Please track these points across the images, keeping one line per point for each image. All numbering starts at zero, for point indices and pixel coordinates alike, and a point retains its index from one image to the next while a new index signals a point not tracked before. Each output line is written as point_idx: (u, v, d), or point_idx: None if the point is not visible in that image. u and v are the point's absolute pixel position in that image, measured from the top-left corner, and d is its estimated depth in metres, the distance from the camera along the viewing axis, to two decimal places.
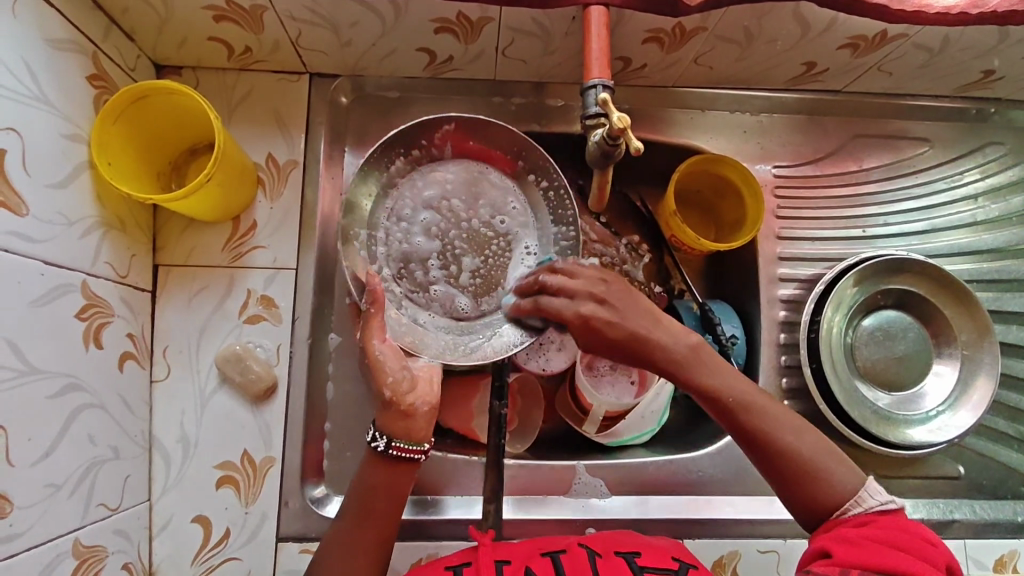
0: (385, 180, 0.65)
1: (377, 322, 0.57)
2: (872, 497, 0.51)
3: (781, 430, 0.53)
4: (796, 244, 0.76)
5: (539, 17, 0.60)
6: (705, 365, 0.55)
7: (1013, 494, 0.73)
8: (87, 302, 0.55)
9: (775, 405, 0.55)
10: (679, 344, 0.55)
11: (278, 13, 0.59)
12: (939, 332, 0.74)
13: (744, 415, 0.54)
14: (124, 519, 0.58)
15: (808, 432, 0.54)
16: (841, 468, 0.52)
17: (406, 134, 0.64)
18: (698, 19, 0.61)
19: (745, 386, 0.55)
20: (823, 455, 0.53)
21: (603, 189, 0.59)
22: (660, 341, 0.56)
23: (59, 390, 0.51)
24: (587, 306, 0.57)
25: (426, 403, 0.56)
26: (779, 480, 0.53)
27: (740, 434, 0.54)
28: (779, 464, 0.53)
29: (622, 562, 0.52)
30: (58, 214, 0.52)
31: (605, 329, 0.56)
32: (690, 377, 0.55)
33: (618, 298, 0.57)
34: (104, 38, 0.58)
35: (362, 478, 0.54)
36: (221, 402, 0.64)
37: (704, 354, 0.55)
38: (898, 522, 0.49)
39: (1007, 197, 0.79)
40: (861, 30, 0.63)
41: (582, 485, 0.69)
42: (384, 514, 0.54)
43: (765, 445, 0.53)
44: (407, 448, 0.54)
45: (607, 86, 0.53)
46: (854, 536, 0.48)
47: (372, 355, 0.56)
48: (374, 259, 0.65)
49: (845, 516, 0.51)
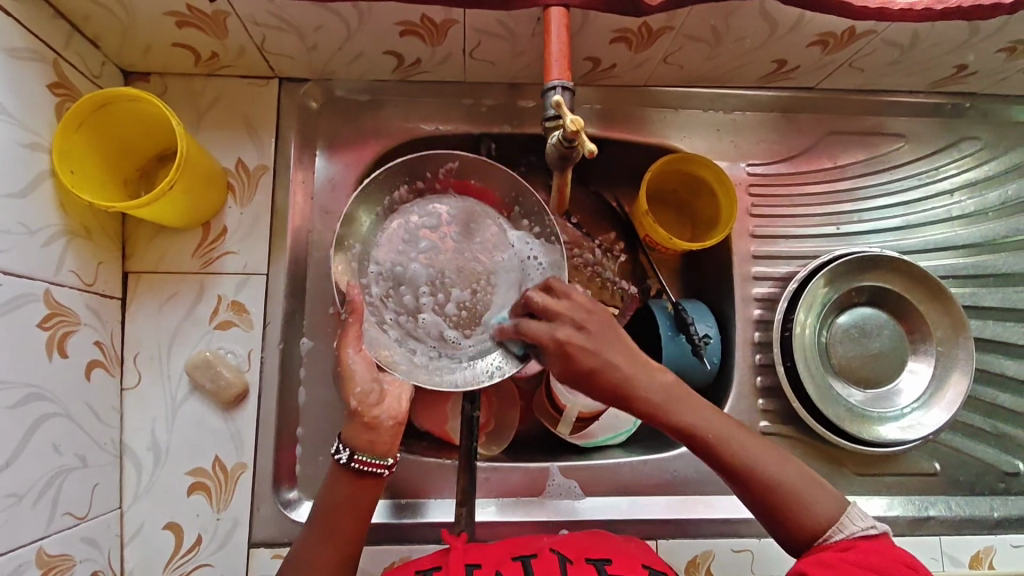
0: (387, 200, 0.65)
1: (353, 332, 0.58)
2: (854, 522, 0.51)
3: (760, 460, 0.53)
4: (770, 242, 0.76)
5: (503, 19, 0.60)
6: (684, 404, 0.54)
7: (990, 490, 0.73)
8: (50, 311, 0.55)
9: (754, 437, 0.55)
10: (654, 385, 0.54)
11: (241, 18, 0.59)
12: (913, 328, 0.74)
13: (721, 450, 0.53)
14: (93, 527, 0.58)
15: (787, 460, 0.54)
16: (822, 496, 0.52)
17: (413, 164, 0.64)
18: (664, 19, 0.61)
19: (722, 420, 0.55)
20: (803, 483, 0.53)
21: (563, 189, 0.60)
22: (638, 378, 0.54)
23: (21, 399, 0.51)
24: (566, 331, 0.54)
25: (391, 417, 0.55)
26: (762, 509, 0.53)
27: (720, 466, 0.54)
28: (761, 493, 0.52)
29: (590, 567, 0.51)
30: (17, 223, 0.52)
31: (582, 357, 0.54)
32: (668, 416, 0.54)
33: (600, 330, 0.54)
34: (65, 45, 0.58)
35: (327, 495, 0.54)
36: (191, 409, 0.64)
37: (678, 391, 0.55)
38: (879, 547, 0.49)
39: (984, 191, 0.79)
40: (829, 27, 0.63)
41: (556, 486, 0.69)
42: (349, 526, 0.53)
43: (744, 477, 0.53)
44: (370, 463, 0.54)
45: (567, 88, 0.53)
46: (834, 560, 0.48)
47: (345, 365, 0.56)
48: (363, 277, 0.64)
49: (827, 542, 0.50)
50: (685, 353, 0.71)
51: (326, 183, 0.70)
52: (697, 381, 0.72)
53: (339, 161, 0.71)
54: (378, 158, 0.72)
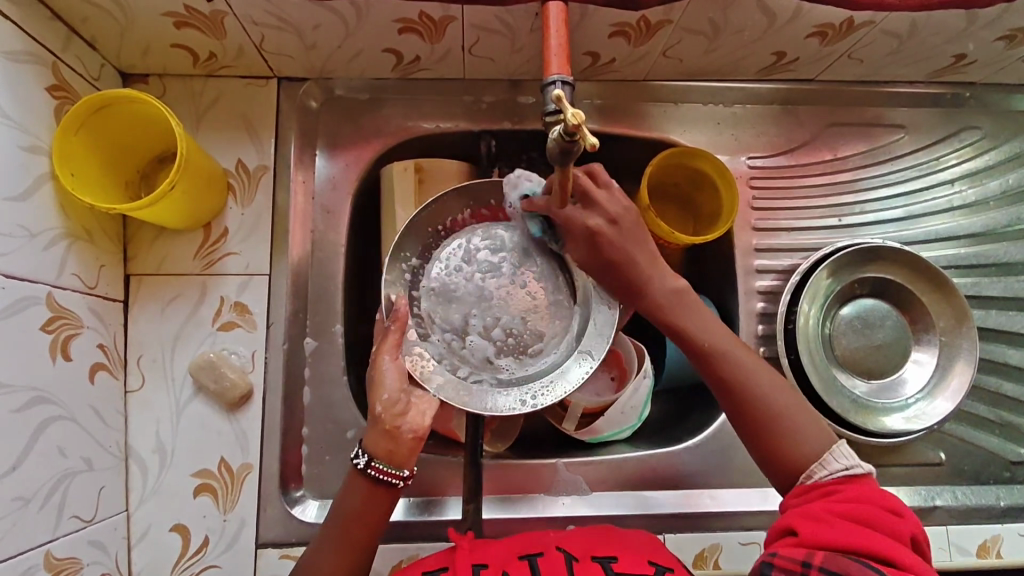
0: (449, 222, 0.67)
1: (391, 340, 0.59)
2: (837, 460, 0.50)
3: (756, 382, 0.54)
4: (772, 235, 0.76)
5: (502, 15, 0.60)
6: (691, 309, 0.57)
7: (996, 479, 0.73)
8: (53, 314, 0.55)
9: (759, 360, 0.56)
10: (666, 286, 0.58)
11: (239, 18, 0.59)
12: (916, 319, 0.74)
13: (716, 360, 0.55)
14: (100, 530, 0.58)
15: (785, 389, 0.54)
16: (811, 434, 0.52)
17: (480, 191, 0.67)
18: (662, 12, 0.61)
19: (727, 338, 0.56)
20: (795, 416, 0.53)
21: (564, 191, 0.55)
22: (653, 275, 0.58)
23: (26, 402, 0.51)
24: (597, 221, 0.58)
25: (412, 430, 0.55)
26: (748, 432, 0.54)
27: (714, 381, 0.55)
28: (749, 415, 0.53)
29: (597, 566, 0.51)
30: (19, 226, 0.52)
31: (607, 248, 0.58)
32: (670, 320, 0.57)
33: (631, 228, 0.58)
34: (63, 48, 0.58)
35: (344, 501, 0.54)
36: (196, 410, 0.64)
37: (686, 299, 0.58)
38: (863, 489, 0.49)
39: (984, 181, 0.78)
40: (827, 19, 0.63)
41: (563, 482, 0.69)
42: (361, 534, 0.53)
43: (733, 393, 0.54)
44: (385, 471, 0.53)
45: (567, 83, 0.52)
46: (819, 512, 0.48)
47: (378, 369, 0.57)
48: (415, 293, 0.65)
49: (809, 481, 0.51)
50: None
51: (327, 183, 0.70)
52: None
53: (339, 161, 0.71)
54: (379, 156, 0.72)
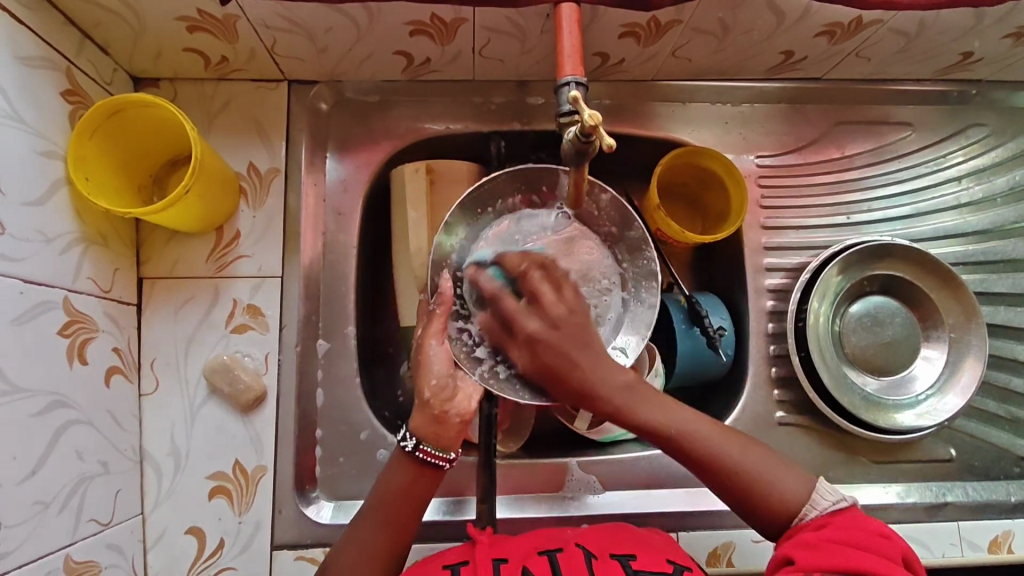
0: (498, 203, 0.67)
1: (437, 324, 0.58)
2: (824, 497, 0.52)
3: (725, 448, 0.53)
4: (781, 233, 0.76)
5: (513, 16, 0.60)
6: (648, 400, 0.54)
7: (1006, 475, 0.74)
8: (70, 318, 0.55)
9: (716, 425, 0.55)
10: (616, 381, 0.54)
11: (251, 21, 0.59)
12: (926, 315, 0.74)
13: (687, 445, 0.53)
14: (117, 534, 0.58)
15: (753, 448, 0.54)
16: (793, 476, 0.53)
17: (532, 175, 0.66)
18: (672, 12, 0.61)
19: (687, 418, 0.54)
20: (772, 468, 0.53)
21: (578, 187, 0.56)
22: (596, 376, 0.53)
23: (45, 407, 0.51)
24: (538, 325, 0.55)
25: (459, 415, 0.55)
26: (731, 497, 0.53)
27: (687, 460, 0.53)
28: (733, 487, 0.53)
29: (615, 564, 0.51)
30: (36, 231, 0.52)
31: (546, 354, 0.54)
32: (631, 417, 0.53)
33: (573, 330, 0.54)
34: (77, 54, 0.58)
35: (392, 479, 0.54)
36: (211, 413, 0.64)
37: (639, 389, 0.54)
38: (853, 519, 0.50)
39: (991, 178, 0.79)
40: (836, 18, 0.63)
41: (575, 481, 0.69)
42: (406, 512, 0.54)
43: (713, 470, 0.53)
44: (434, 454, 0.54)
45: (581, 83, 0.52)
46: (813, 539, 0.48)
47: (425, 353, 0.57)
48: (457, 273, 0.65)
49: (802, 522, 0.51)
50: (700, 346, 0.72)
51: (338, 185, 0.70)
52: (711, 373, 0.73)
53: (350, 163, 0.71)
54: (389, 158, 0.72)
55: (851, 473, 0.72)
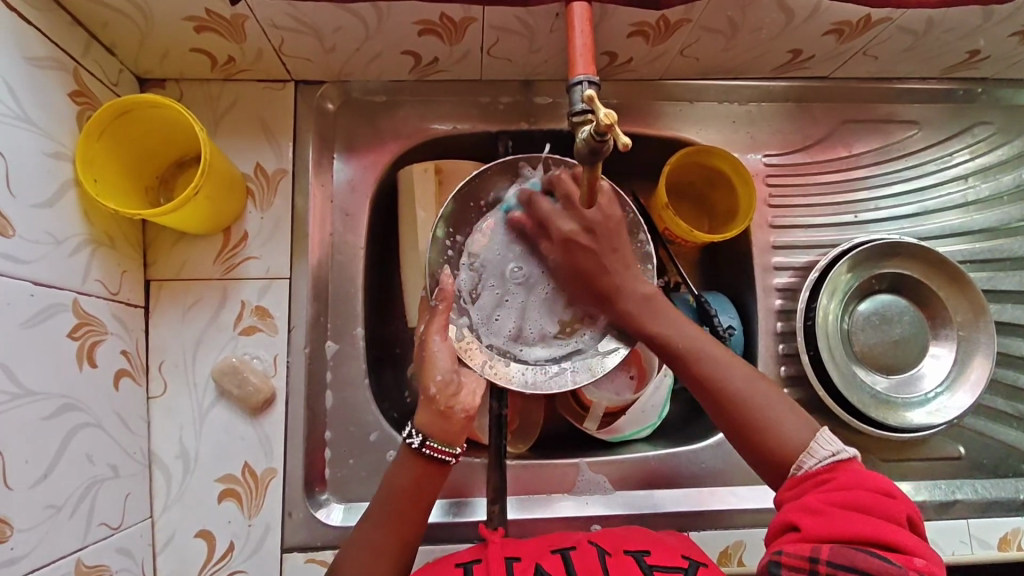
0: (490, 196, 0.65)
1: (439, 320, 0.58)
2: (823, 447, 0.49)
3: (729, 376, 0.54)
4: (789, 232, 0.76)
5: (522, 15, 0.60)
6: (661, 314, 0.58)
7: (1014, 472, 0.74)
8: (79, 320, 0.55)
9: (730, 354, 0.56)
10: (636, 293, 0.59)
11: (260, 21, 0.59)
12: (933, 313, 0.74)
13: (690, 360, 0.55)
14: (126, 537, 0.58)
15: (759, 380, 0.54)
16: (794, 420, 0.51)
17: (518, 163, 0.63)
18: (682, 12, 0.61)
19: (698, 337, 0.57)
20: (772, 406, 0.52)
21: (593, 188, 0.55)
22: (621, 279, 0.59)
23: (55, 410, 0.51)
24: (572, 228, 0.59)
25: (464, 410, 0.55)
26: (730, 430, 0.53)
27: (693, 381, 0.55)
28: (730, 413, 0.53)
29: (629, 560, 0.51)
30: (45, 233, 0.52)
31: (581, 256, 0.59)
32: (643, 324, 0.58)
33: (605, 236, 0.58)
34: (84, 54, 0.58)
35: (399, 476, 0.54)
36: (220, 415, 0.64)
37: (655, 303, 0.58)
38: (855, 473, 0.47)
39: (997, 175, 0.79)
40: (845, 16, 0.63)
41: (585, 481, 0.69)
42: (415, 507, 0.53)
43: (711, 391, 0.54)
44: (440, 449, 0.54)
45: (593, 82, 0.52)
46: (818, 504, 0.46)
47: (429, 350, 0.56)
48: (455, 267, 0.65)
49: (801, 472, 0.49)
50: None
51: (345, 186, 0.70)
52: None
53: (357, 163, 0.71)
54: (395, 159, 0.72)
55: None
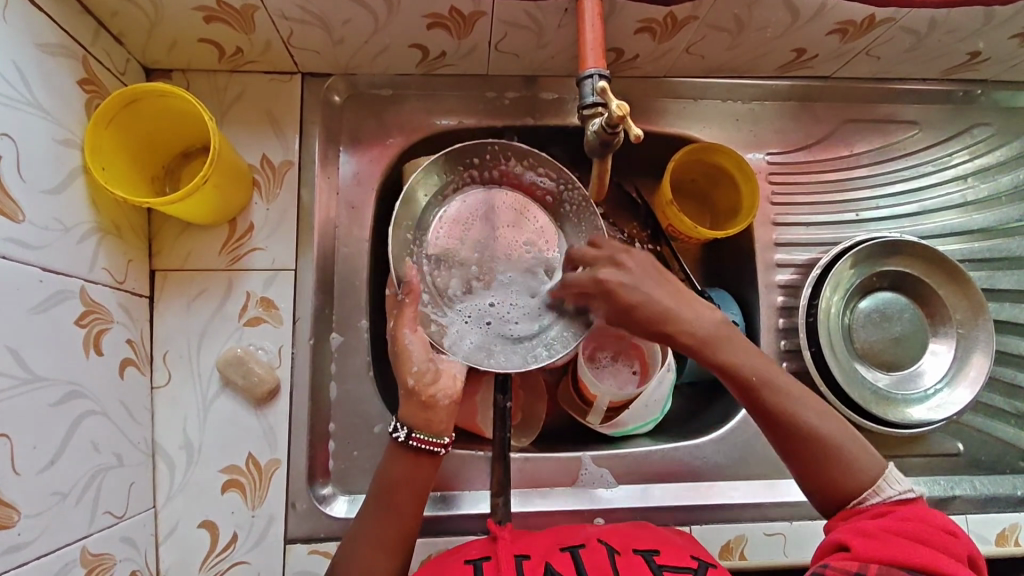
0: (446, 184, 0.67)
1: (409, 313, 0.58)
2: (892, 486, 0.51)
3: (806, 412, 0.53)
4: (791, 229, 0.77)
5: (530, 10, 0.60)
6: (728, 344, 0.56)
7: (1011, 469, 0.75)
8: (86, 308, 0.54)
9: (806, 392, 0.55)
10: (706, 323, 0.57)
11: (270, 13, 0.59)
12: (933, 311, 0.75)
13: (766, 397, 0.54)
14: (131, 527, 0.58)
15: (832, 417, 0.54)
16: (864, 459, 0.52)
17: (461, 151, 0.66)
18: (689, 9, 0.62)
19: (770, 371, 0.55)
20: (848, 445, 0.53)
21: (603, 178, 0.57)
22: (683, 313, 0.57)
23: (63, 396, 0.51)
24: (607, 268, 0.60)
25: (447, 396, 0.56)
26: (801, 469, 0.53)
27: (763, 419, 0.55)
28: (797, 446, 0.53)
29: (640, 560, 0.51)
30: (54, 219, 0.51)
31: (627, 293, 0.58)
32: (716, 357, 0.56)
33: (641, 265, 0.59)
34: (93, 42, 0.58)
35: (387, 468, 0.55)
36: (223, 406, 0.64)
37: (727, 334, 0.57)
38: (917, 512, 0.49)
39: (995, 176, 0.80)
40: (850, 16, 0.64)
41: (588, 475, 0.70)
42: (411, 499, 0.54)
43: (779, 424, 0.54)
44: (427, 440, 0.55)
45: (603, 75, 0.52)
46: (871, 528, 0.48)
47: (402, 344, 0.57)
48: (420, 257, 0.66)
49: (862, 505, 0.51)
50: None
51: (352, 180, 0.70)
52: None
53: (362, 157, 0.71)
54: (402, 153, 0.72)
55: None
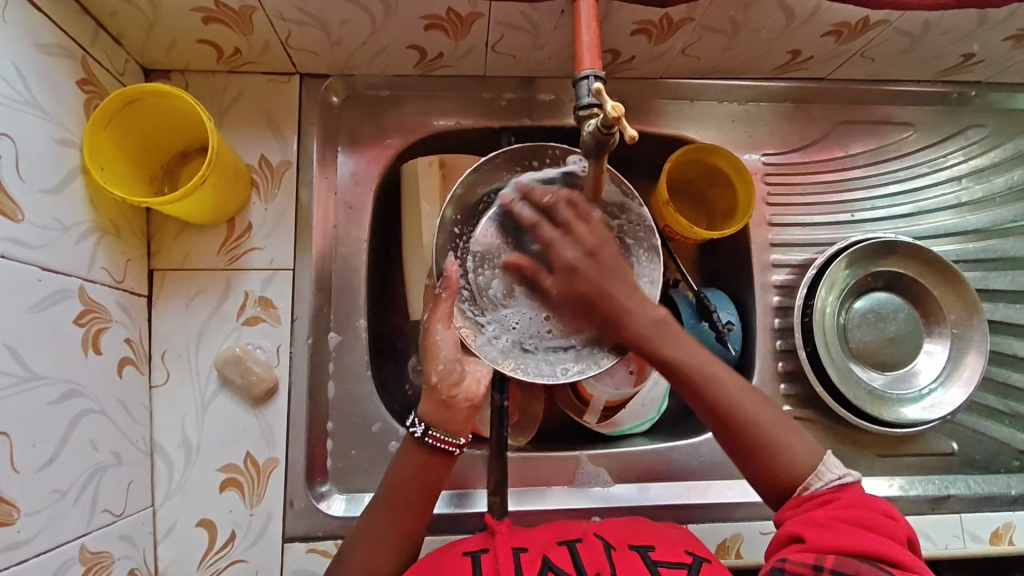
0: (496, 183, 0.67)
1: (444, 308, 0.60)
2: (831, 470, 0.51)
3: (739, 401, 0.53)
4: (787, 229, 0.77)
5: (527, 11, 0.60)
6: (672, 338, 0.55)
7: (1005, 468, 0.75)
8: (84, 307, 0.55)
9: (744, 384, 0.55)
10: (647, 318, 0.56)
11: (268, 14, 0.59)
12: (928, 311, 0.75)
13: (702, 389, 0.53)
14: (129, 525, 0.58)
15: (768, 406, 0.54)
16: (803, 446, 0.52)
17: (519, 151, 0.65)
18: (685, 10, 0.62)
19: (705, 361, 0.55)
20: (783, 429, 0.52)
21: (598, 180, 0.56)
22: (635, 308, 0.56)
23: (62, 395, 0.51)
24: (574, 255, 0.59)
25: (468, 399, 0.56)
26: (738, 457, 0.53)
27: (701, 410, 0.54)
28: (735, 436, 0.52)
29: (634, 554, 0.51)
30: (54, 219, 0.52)
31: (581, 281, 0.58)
32: (654, 348, 0.55)
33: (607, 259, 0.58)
34: (92, 43, 0.58)
35: (401, 463, 0.55)
36: (221, 405, 0.64)
37: (667, 325, 0.56)
38: (857, 495, 0.49)
39: (990, 177, 0.80)
40: (845, 17, 0.64)
41: (585, 474, 0.70)
42: (417, 498, 0.54)
43: (718, 415, 0.53)
44: (444, 438, 0.55)
45: (598, 77, 0.53)
46: (823, 519, 0.48)
47: (432, 338, 0.59)
48: (460, 254, 0.66)
49: (807, 493, 0.50)
50: (709, 341, 0.72)
51: (350, 180, 0.71)
52: None
53: (361, 157, 0.71)
54: (400, 153, 0.72)
55: (856, 466, 0.73)
